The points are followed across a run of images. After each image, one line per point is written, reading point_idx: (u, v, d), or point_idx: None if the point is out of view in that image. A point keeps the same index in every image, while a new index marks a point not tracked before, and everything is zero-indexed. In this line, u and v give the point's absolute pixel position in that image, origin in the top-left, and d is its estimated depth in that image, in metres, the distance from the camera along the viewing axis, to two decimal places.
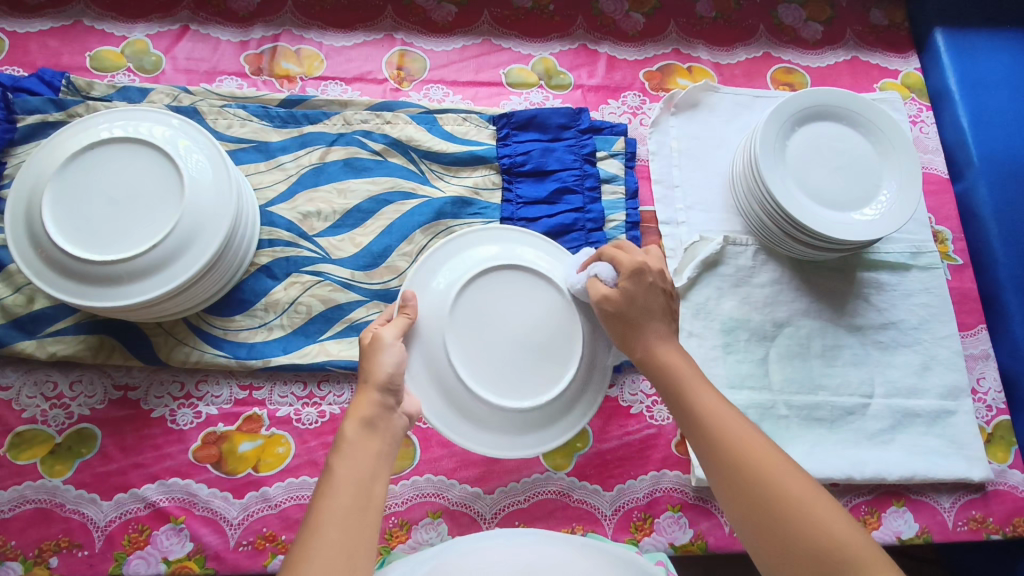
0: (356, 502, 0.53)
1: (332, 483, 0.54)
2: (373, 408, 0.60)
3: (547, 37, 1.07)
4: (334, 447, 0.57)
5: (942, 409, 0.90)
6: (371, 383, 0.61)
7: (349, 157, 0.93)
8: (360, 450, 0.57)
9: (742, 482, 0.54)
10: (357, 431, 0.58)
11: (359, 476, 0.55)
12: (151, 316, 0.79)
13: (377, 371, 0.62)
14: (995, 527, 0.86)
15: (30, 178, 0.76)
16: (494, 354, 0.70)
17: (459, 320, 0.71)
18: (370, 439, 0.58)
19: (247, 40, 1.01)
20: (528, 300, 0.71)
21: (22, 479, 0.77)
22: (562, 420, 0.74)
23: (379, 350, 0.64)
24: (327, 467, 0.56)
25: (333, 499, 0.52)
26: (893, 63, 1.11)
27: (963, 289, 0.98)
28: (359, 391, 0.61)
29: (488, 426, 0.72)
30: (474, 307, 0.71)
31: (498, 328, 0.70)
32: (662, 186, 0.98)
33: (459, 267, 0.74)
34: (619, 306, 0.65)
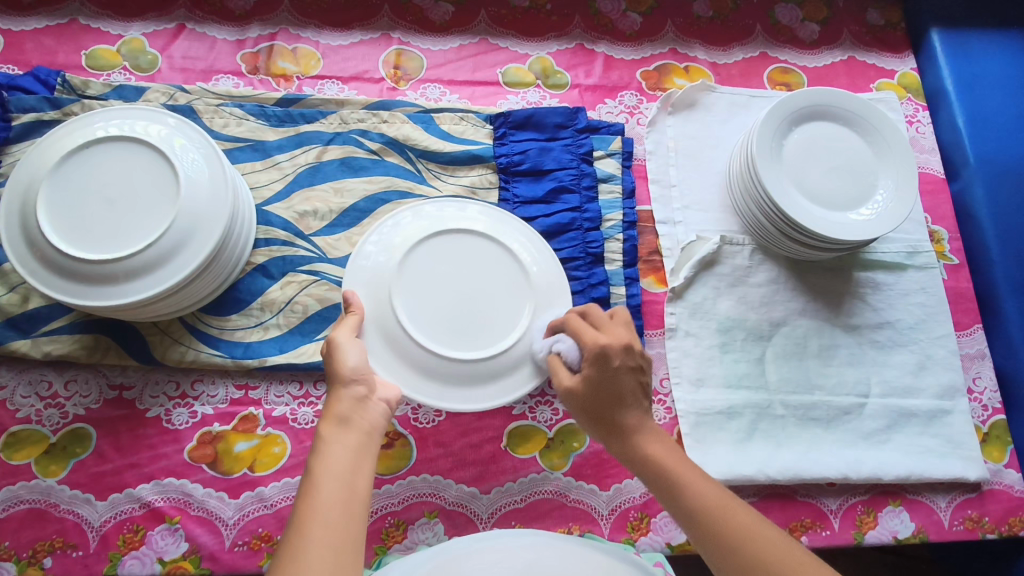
0: (341, 497, 0.53)
1: (313, 480, 0.54)
2: (346, 403, 0.61)
3: (544, 37, 1.07)
4: (314, 446, 0.57)
5: (938, 408, 0.90)
6: (338, 379, 0.62)
7: (346, 156, 0.93)
8: (338, 445, 0.57)
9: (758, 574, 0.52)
10: (333, 429, 0.58)
11: (340, 470, 0.55)
12: (147, 315, 0.79)
13: (342, 367, 0.63)
14: (990, 526, 0.86)
15: (25, 176, 0.76)
16: (443, 309, 0.74)
17: (409, 277, 0.74)
18: (348, 434, 0.58)
19: (243, 39, 1.01)
20: (477, 259, 0.76)
21: (16, 479, 0.77)
22: (514, 375, 0.74)
23: (339, 349, 0.65)
24: (308, 467, 0.56)
25: (316, 496, 0.52)
26: (890, 63, 1.12)
27: (959, 289, 0.98)
28: (329, 391, 0.62)
29: (439, 379, 0.73)
30: (425, 266, 0.75)
31: (447, 285, 0.75)
32: (658, 185, 0.98)
33: (410, 232, 0.77)
34: (590, 401, 0.63)
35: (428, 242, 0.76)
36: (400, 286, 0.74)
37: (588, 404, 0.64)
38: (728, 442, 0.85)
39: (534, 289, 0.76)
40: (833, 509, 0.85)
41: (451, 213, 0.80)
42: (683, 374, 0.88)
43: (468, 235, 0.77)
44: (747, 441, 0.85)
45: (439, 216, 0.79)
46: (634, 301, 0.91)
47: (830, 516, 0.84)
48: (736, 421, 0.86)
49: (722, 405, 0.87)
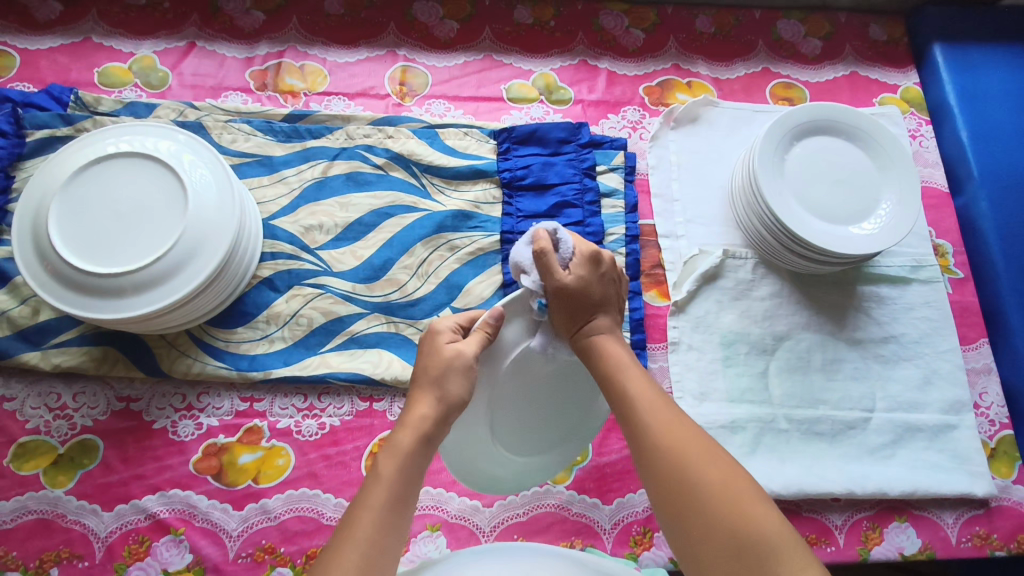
0: (396, 515, 0.52)
1: (375, 487, 0.53)
2: (434, 424, 0.57)
3: (547, 53, 1.09)
4: (385, 445, 0.56)
5: (943, 423, 0.89)
6: (448, 401, 0.58)
7: (351, 171, 0.94)
8: (412, 465, 0.55)
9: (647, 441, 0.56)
10: (416, 444, 0.56)
11: (404, 492, 0.54)
12: (154, 327, 0.80)
13: (455, 395, 0.58)
14: (999, 544, 0.85)
15: (37, 192, 0.78)
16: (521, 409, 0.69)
17: (511, 381, 0.66)
18: (424, 459, 0.56)
19: (252, 56, 1.03)
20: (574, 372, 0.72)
21: (25, 489, 0.78)
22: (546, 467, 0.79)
23: (460, 367, 0.59)
24: (374, 467, 0.54)
25: (375, 507, 0.52)
26: (893, 77, 1.12)
27: (965, 303, 0.97)
28: (422, 395, 0.58)
29: (486, 471, 0.73)
30: (525, 377, 0.68)
31: (539, 393, 0.70)
32: (661, 200, 0.99)
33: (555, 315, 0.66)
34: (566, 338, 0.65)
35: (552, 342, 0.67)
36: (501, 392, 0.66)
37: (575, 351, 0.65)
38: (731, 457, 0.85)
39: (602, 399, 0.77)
40: (838, 524, 0.84)
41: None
42: (686, 389, 0.88)
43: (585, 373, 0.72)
44: (751, 455, 0.85)
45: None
46: (636, 314, 0.91)
47: (835, 532, 0.84)
48: (740, 435, 0.86)
49: (725, 419, 0.87)
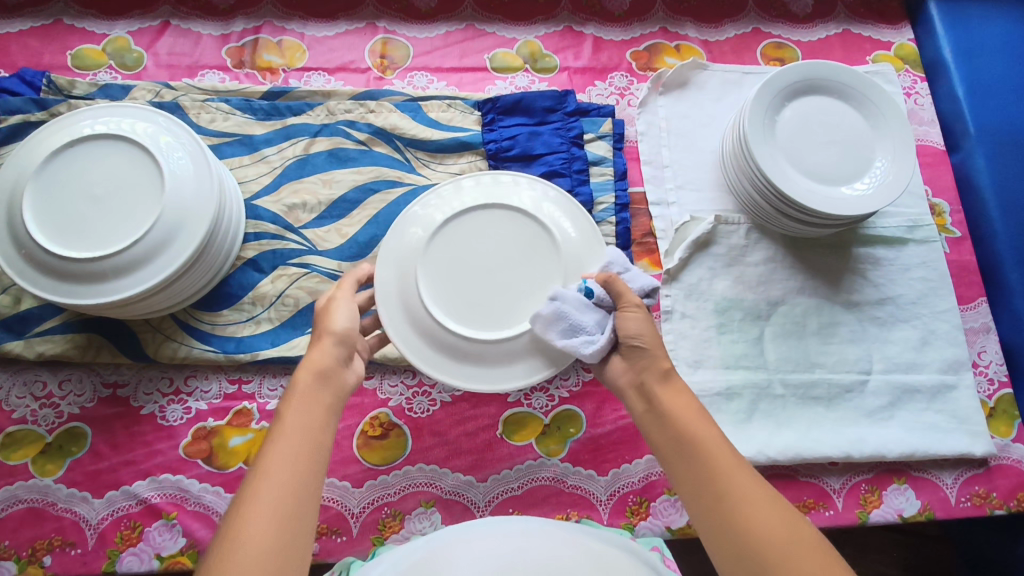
0: (308, 450, 0.56)
1: (281, 427, 0.56)
2: (327, 359, 0.63)
3: (531, 21, 1.06)
4: (287, 394, 0.60)
5: (942, 383, 0.88)
6: (326, 334, 0.65)
7: (334, 148, 0.92)
8: (312, 399, 0.59)
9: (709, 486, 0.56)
10: (312, 381, 0.60)
11: (308, 423, 0.57)
12: (137, 312, 0.79)
13: (331, 324, 0.65)
14: (999, 502, 0.84)
15: (9, 178, 0.76)
16: (458, 271, 0.70)
17: (442, 241, 0.71)
18: (324, 391, 0.60)
19: (227, 33, 1.01)
20: (521, 238, 0.71)
21: (14, 479, 0.77)
22: (531, 361, 0.69)
23: (333, 307, 0.67)
24: (279, 415, 0.58)
25: (284, 445, 0.55)
26: (886, 34, 1.09)
27: (962, 262, 0.96)
28: (315, 343, 0.64)
29: (444, 352, 0.69)
30: (459, 240, 0.71)
31: (475, 256, 0.70)
32: (651, 166, 0.97)
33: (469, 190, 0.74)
34: (633, 369, 0.66)
35: (480, 208, 0.72)
36: (431, 252, 0.70)
37: (636, 389, 0.66)
38: (727, 424, 0.84)
39: (573, 271, 0.70)
40: (836, 488, 0.84)
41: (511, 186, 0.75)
42: (680, 357, 0.87)
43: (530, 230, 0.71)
44: (747, 421, 0.84)
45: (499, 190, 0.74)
46: None
47: (832, 495, 0.83)
48: (735, 402, 0.85)
49: (720, 386, 0.86)
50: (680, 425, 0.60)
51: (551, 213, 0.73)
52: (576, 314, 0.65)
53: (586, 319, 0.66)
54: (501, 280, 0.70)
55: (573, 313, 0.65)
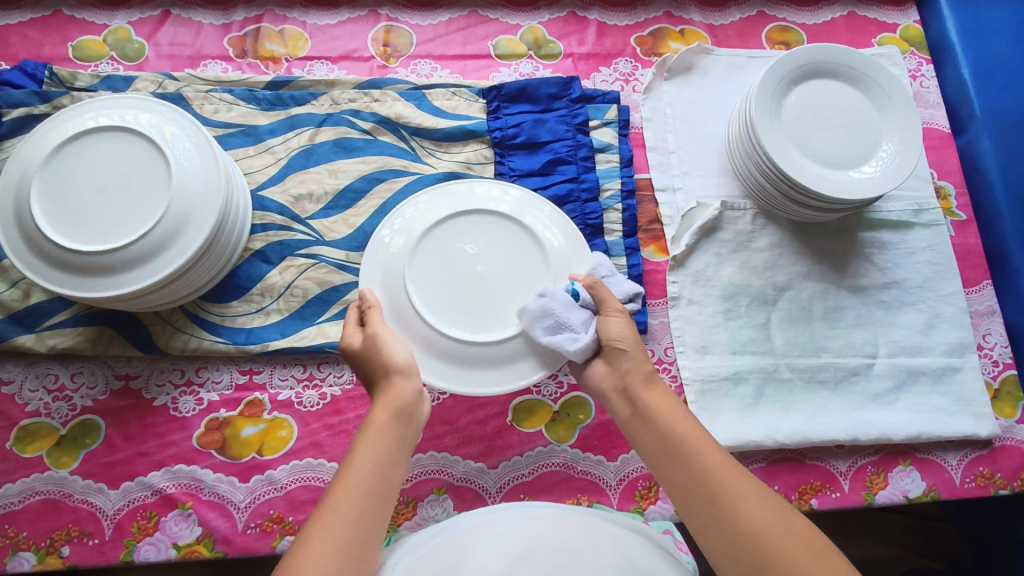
0: (377, 485, 0.56)
1: (354, 461, 0.57)
2: (406, 396, 0.63)
3: (534, 6, 1.05)
4: (363, 427, 0.61)
5: (947, 366, 0.89)
6: (393, 368, 0.65)
7: (339, 138, 0.92)
8: (387, 434, 0.60)
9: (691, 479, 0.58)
10: (390, 417, 0.61)
11: (381, 459, 0.58)
12: (147, 304, 0.79)
13: (391, 358, 0.65)
14: (1002, 483, 0.85)
15: (17, 172, 0.76)
16: (447, 274, 0.71)
17: (427, 252, 0.72)
18: (397, 426, 0.61)
19: (229, 22, 1.00)
20: (505, 241, 0.73)
21: (30, 471, 0.78)
22: (524, 362, 0.71)
23: (389, 338, 0.67)
24: (354, 447, 0.59)
25: (353, 479, 0.55)
26: (892, 16, 1.08)
27: (968, 246, 0.96)
28: (388, 375, 0.64)
29: (434, 355, 0.70)
30: (445, 246, 0.72)
31: (463, 260, 0.72)
32: (656, 153, 0.96)
33: (453, 196, 0.76)
34: (616, 374, 0.70)
35: (463, 216, 0.74)
36: (417, 259, 0.72)
37: (619, 394, 0.69)
38: (734, 409, 0.85)
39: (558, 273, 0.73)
40: (843, 471, 0.84)
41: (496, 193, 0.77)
42: (687, 343, 0.88)
43: (515, 235, 0.74)
44: (754, 406, 0.85)
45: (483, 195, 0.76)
46: (636, 270, 0.90)
47: (839, 478, 0.84)
48: (742, 387, 0.86)
49: (727, 371, 0.86)
50: (665, 425, 0.62)
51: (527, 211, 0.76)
52: (564, 314, 0.68)
53: (572, 317, 0.69)
54: (489, 284, 0.71)
55: (561, 311, 0.68)
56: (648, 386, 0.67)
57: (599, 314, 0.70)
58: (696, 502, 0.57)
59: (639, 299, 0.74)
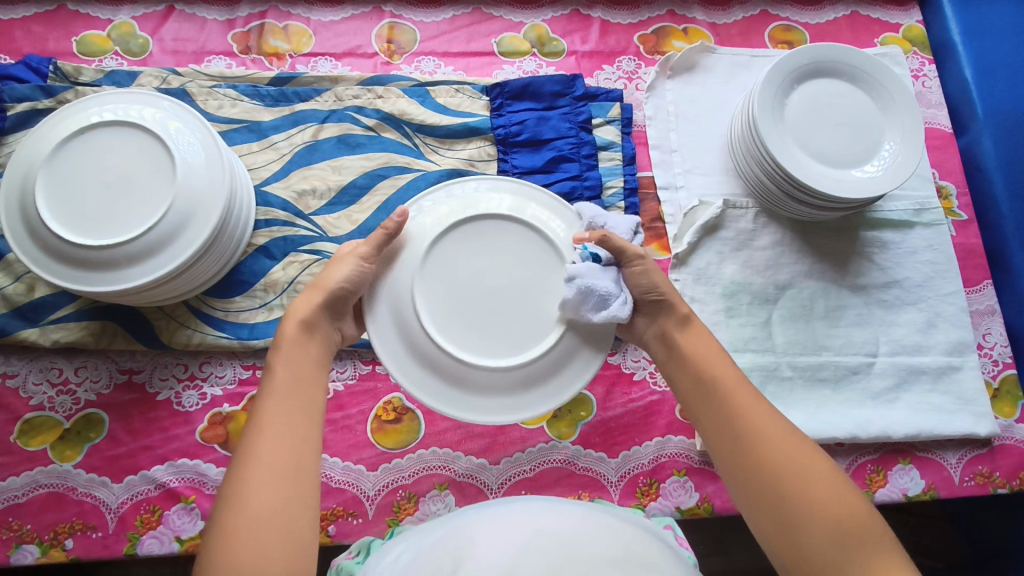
0: (299, 398, 0.59)
1: (273, 381, 0.59)
2: (315, 311, 0.65)
3: (538, 4, 1.05)
4: (273, 346, 0.62)
5: (947, 365, 0.89)
6: (325, 290, 0.65)
7: (342, 134, 0.92)
8: (299, 352, 0.62)
9: (726, 425, 0.59)
10: (297, 333, 0.63)
11: (298, 376, 0.60)
12: (151, 299, 0.80)
13: (331, 282, 0.66)
14: (1001, 481, 0.86)
15: (21, 167, 0.76)
16: (458, 291, 0.67)
17: (434, 269, 0.68)
18: (310, 343, 0.64)
19: (233, 18, 1.00)
20: (518, 253, 0.68)
21: (34, 464, 0.78)
22: (539, 385, 0.68)
23: (339, 261, 0.67)
24: (267, 368, 0.61)
25: (274, 399, 0.57)
26: (894, 16, 1.09)
27: (969, 245, 0.96)
28: (307, 292, 0.66)
29: (443, 379, 0.67)
30: (459, 258, 0.68)
31: (473, 274, 0.67)
32: (659, 151, 0.97)
33: (461, 204, 0.71)
34: (652, 321, 0.70)
35: (480, 222, 0.69)
36: (429, 271, 0.68)
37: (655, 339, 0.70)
38: None
39: None
40: (842, 469, 0.85)
41: (504, 198, 0.72)
42: None
43: (528, 244, 0.69)
44: None
45: (492, 201, 0.71)
46: None
47: None
48: None
49: None
50: (703, 369, 0.63)
51: (539, 216, 0.71)
52: (599, 283, 0.64)
53: (607, 280, 0.65)
54: (503, 301, 0.67)
55: (595, 282, 0.64)
56: (686, 330, 0.67)
57: (626, 267, 0.67)
58: (729, 447, 0.59)
59: (640, 228, 0.72)
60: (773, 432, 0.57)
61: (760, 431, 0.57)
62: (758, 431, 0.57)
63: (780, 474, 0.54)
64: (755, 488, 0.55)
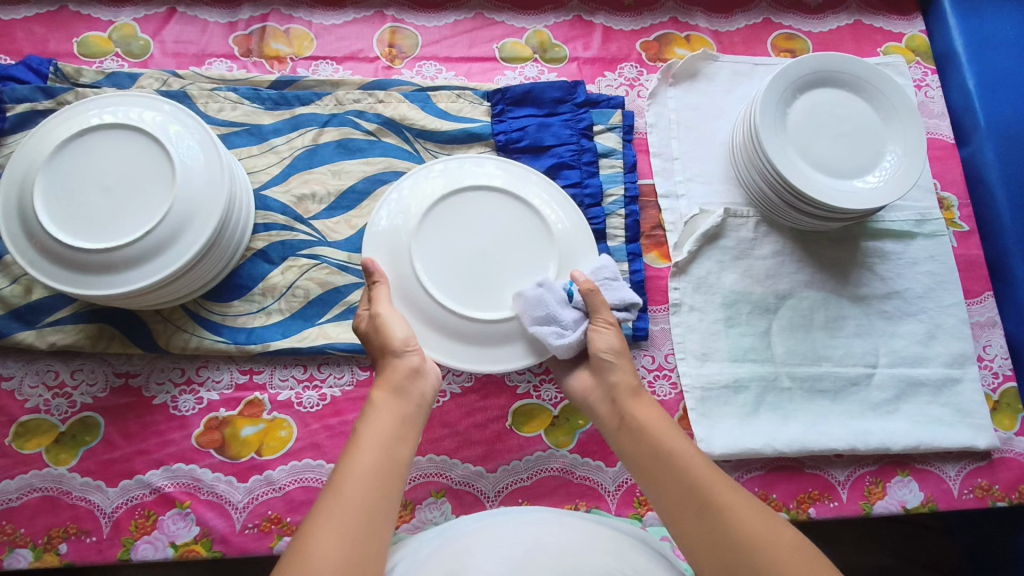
0: (382, 463, 0.57)
1: (358, 444, 0.59)
2: (404, 374, 0.65)
3: (540, 10, 1.05)
4: (363, 410, 0.62)
5: (947, 377, 0.89)
6: (390, 350, 0.66)
7: (342, 138, 0.92)
8: (384, 414, 0.61)
9: (686, 496, 0.58)
10: (387, 396, 0.63)
11: (384, 439, 0.59)
12: (150, 302, 0.79)
13: (393, 338, 0.66)
14: (1000, 495, 0.85)
15: (20, 169, 0.76)
16: (452, 252, 0.73)
17: (430, 231, 0.73)
18: (396, 404, 0.63)
19: (235, 21, 1.00)
20: (507, 220, 0.74)
21: (28, 468, 0.78)
22: (530, 337, 0.72)
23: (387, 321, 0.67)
24: (355, 431, 0.60)
25: (357, 461, 0.57)
26: (898, 25, 1.08)
27: (970, 257, 0.96)
28: (384, 357, 0.66)
29: (439, 331, 0.72)
30: (454, 216, 0.74)
31: (467, 237, 0.73)
32: (660, 158, 0.96)
33: (452, 174, 0.76)
34: (603, 387, 0.69)
35: (471, 191, 0.75)
36: (423, 231, 0.73)
37: (607, 406, 0.69)
38: (734, 416, 0.85)
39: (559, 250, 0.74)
40: (841, 480, 0.85)
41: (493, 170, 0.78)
42: (688, 349, 0.88)
43: (515, 211, 0.75)
44: (754, 414, 0.85)
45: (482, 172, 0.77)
46: (637, 276, 0.90)
47: (837, 487, 0.84)
48: (742, 395, 0.86)
49: (727, 379, 0.86)
50: (654, 439, 0.62)
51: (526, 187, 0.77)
52: (554, 308, 0.69)
53: (563, 314, 0.69)
54: (494, 260, 0.73)
55: (553, 305, 0.69)
56: (639, 400, 0.67)
57: (591, 321, 0.69)
58: (689, 522, 0.57)
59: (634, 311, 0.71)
60: (735, 502, 0.56)
61: (722, 500, 0.56)
62: (720, 501, 0.56)
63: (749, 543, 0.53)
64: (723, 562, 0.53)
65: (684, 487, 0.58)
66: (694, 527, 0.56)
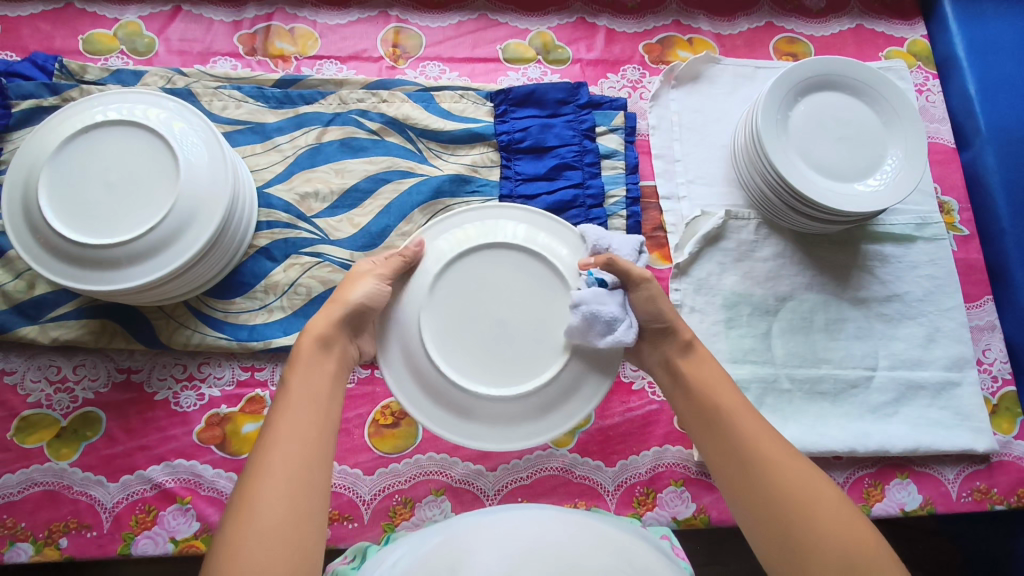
0: (315, 414, 0.59)
1: (287, 397, 0.59)
2: (332, 327, 0.65)
3: (544, 12, 1.05)
4: (289, 362, 0.63)
5: (946, 380, 0.89)
6: (340, 303, 0.66)
7: (346, 137, 0.92)
8: (314, 370, 0.62)
9: (732, 453, 0.60)
10: (314, 348, 0.63)
11: (314, 391, 0.60)
12: (153, 299, 0.80)
13: (348, 296, 0.66)
14: (999, 498, 0.86)
15: (25, 164, 0.76)
16: (467, 322, 0.67)
17: (443, 301, 0.67)
18: (326, 360, 0.63)
19: (240, 20, 1.00)
20: (527, 283, 0.67)
21: (30, 462, 0.78)
22: (550, 414, 0.67)
23: (356, 279, 0.68)
24: (283, 384, 0.61)
25: (289, 413, 0.57)
26: (899, 30, 1.09)
27: (969, 261, 0.96)
28: (326, 307, 0.66)
29: (454, 412, 0.67)
30: (466, 286, 0.68)
31: (484, 305, 0.67)
32: (662, 160, 0.97)
33: (470, 232, 0.70)
34: (656, 348, 0.70)
35: (487, 251, 0.68)
36: (436, 300, 0.67)
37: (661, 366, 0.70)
38: None
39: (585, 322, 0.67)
40: (840, 482, 0.85)
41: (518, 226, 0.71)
42: None
43: (537, 275, 0.68)
44: None
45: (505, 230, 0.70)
46: None
47: None
48: None
49: None
50: (708, 399, 0.64)
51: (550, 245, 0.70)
52: (604, 308, 0.63)
53: (613, 305, 0.64)
54: (513, 330, 0.66)
55: (599, 307, 0.63)
56: (692, 359, 0.68)
57: (630, 289, 0.66)
58: (734, 476, 0.59)
59: (643, 248, 0.72)
60: (781, 459, 0.57)
61: (766, 457, 0.57)
62: (763, 457, 0.58)
63: (788, 499, 0.54)
64: (761, 515, 0.55)
65: (732, 443, 0.60)
66: (738, 482, 0.58)
